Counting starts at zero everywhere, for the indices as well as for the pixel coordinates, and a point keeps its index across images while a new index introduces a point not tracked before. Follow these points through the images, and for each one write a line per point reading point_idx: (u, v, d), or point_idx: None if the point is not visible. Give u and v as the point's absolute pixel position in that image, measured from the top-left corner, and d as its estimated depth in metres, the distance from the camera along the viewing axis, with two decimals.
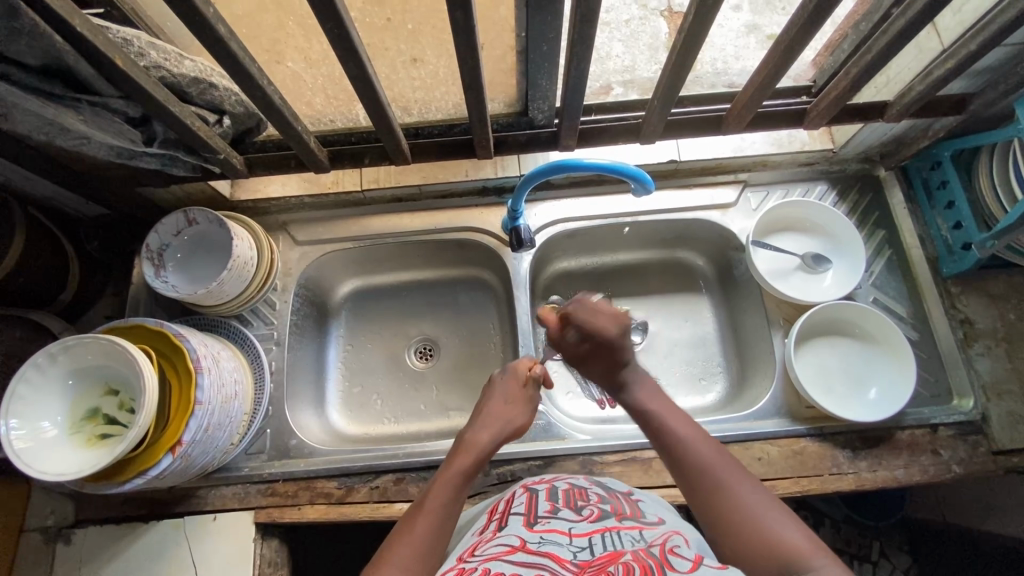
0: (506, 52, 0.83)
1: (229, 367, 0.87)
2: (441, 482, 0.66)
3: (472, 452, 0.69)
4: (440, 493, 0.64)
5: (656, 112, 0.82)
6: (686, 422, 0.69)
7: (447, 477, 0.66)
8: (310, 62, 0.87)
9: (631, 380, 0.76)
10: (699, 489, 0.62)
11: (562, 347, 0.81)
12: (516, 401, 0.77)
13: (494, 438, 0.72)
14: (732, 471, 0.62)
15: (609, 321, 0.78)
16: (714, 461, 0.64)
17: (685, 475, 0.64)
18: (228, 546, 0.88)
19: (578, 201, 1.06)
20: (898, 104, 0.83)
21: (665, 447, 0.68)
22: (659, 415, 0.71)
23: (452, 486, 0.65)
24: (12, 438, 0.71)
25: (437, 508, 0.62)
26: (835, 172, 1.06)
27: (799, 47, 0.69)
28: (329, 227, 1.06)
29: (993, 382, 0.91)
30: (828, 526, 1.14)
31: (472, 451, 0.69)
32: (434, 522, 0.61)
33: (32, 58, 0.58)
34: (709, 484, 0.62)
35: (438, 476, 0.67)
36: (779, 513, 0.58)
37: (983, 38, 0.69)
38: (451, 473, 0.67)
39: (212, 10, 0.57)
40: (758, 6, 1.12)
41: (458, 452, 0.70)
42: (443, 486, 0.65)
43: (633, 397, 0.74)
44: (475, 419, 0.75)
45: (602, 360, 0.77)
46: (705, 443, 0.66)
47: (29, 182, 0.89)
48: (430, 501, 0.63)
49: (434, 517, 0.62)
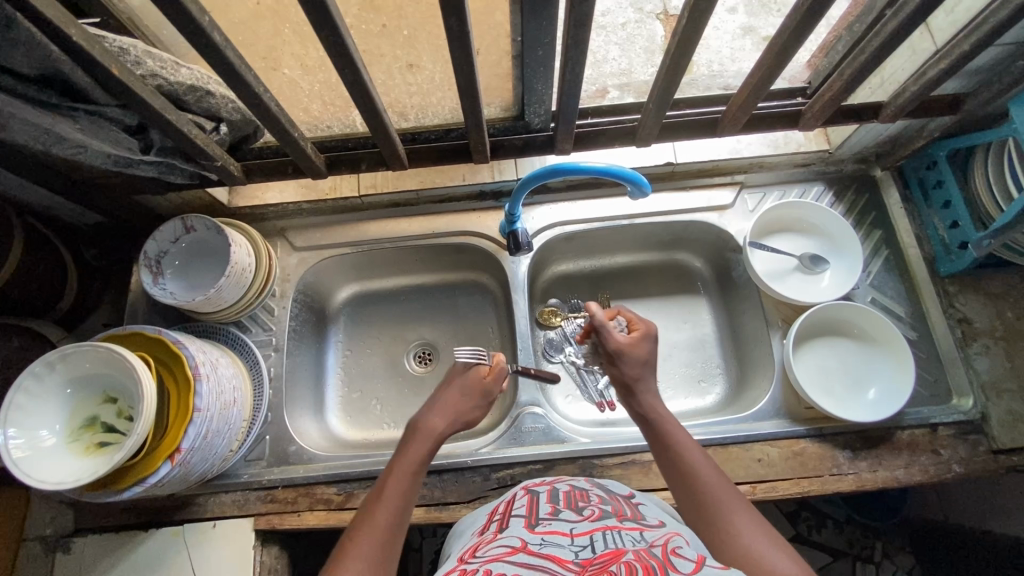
0: (502, 57, 0.83)
1: (227, 373, 0.87)
2: (400, 470, 0.67)
3: (428, 440, 0.71)
4: (399, 481, 0.66)
5: (651, 115, 0.82)
6: (696, 450, 0.69)
7: (404, 467, 0.68)
8: (307, 69, 0.87)
9: (651, 388, 0.78)
10: (699, 516, 0.62)
11: (610, 337, 0.81)
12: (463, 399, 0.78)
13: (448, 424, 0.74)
14: (736, 502, 0.62)
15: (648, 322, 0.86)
16: (721, 490, 0.63)
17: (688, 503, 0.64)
18: (228, 554, 0.88)
19: (575, 204, 1.06)
20: (893, 104, 0.83)
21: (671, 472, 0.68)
22: (670, 436, 0.71)
23: (410, 476, 0.67)
24: (12, 447, 0.71)
25: (395, 497, 0.64)
26: (831, 173, 1.06)
27: (792, 50, 0.69)
28: (328, 233, 1.06)
29: (992, 381, 0.91)
30: (830, 527, 1.17)
31: (427, 440, 0.71)
32: (391, 511, 0.63)
33: (29, 67, 0.58)
34: (710, 510, 0.62)
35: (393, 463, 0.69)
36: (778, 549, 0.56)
37: (976, 39, 0.69)
38: (409, 462, 0.69)
39: (207, 18, 0.57)
40: (753, 8, 1.13)
41: (411, 441, 0.72)
42: (403, 475, 0.67)
43: (651, 401, 0.77)
44: (428, 406, 0.76)
45: (637, 357, 0.80)
46: (712, 471, 0.66)
47: (26, 191, 0.90)
48: (390, 487, 0.65)
49: (392, 506, 0.63)
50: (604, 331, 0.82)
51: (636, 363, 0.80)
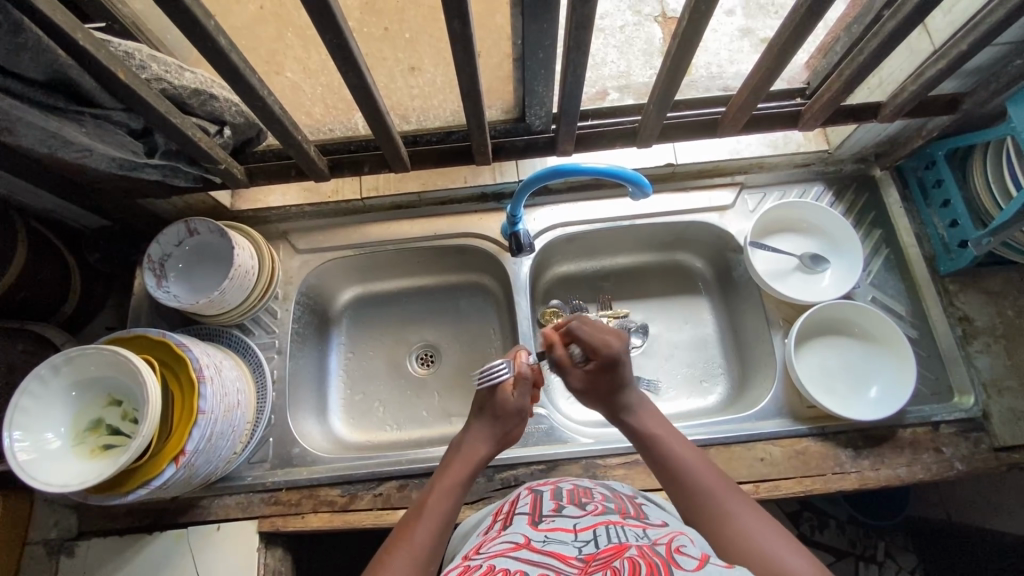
0: (503, 59, 0.88)
1: (232, 377, 0.87)
2: (441, 491, 0.71)
3: (468, 463, 0.75)
4: (442, 502, 0.69)
5: (653, 116, 0.82)
6: (684, 445, 0.73)
7: (447, 486, 0.71)
8: (309, 72, 0.91)
9: (629, 405, 0.78)
10: (693, 506, 0.65)
11: (570, 373, 0.83)
12: (502, 413, 0.78)
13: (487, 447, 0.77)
14: (732, 496, 0.65)
15: (611, 336, 0.81)
16: (710, 480, 0.67)
17: (684, 499, 0.67)
18: (232, 556, 0.88)
19: (576, 206, 1.06)
20: (892, 104, 0.84)
21: (664, 471, 0.71)
22: (661, 439, 0.74)
23: (450, 497, 0.70)
24: (17, 451, 0.71)
25: (438, 518, 0.67)
26: (831, 173, 1.06)
27: (792, 51, 0.70)
28: (330, 235, 1.07)
29: (994, 378, 0.91)
30: (833, 527, 1.14)
31: (467, 464, 0.74)
32: (433, 526, 0.66)
33: (36, 72, 0.58)
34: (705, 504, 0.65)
35: (436, 485, 0.72)
36: (770, 528, 0.60)
37: (974, 39, 0.70)
38: (449, 483, 0.72)
39: (213, 23, 0.58)
40: (751, 10, 1.14)
41: (455, 463, 0.75)
42: (442, 496, 0.70)
43: (636, 419, 0.77)
44: (472, 425, 0.79)
45: (605, 382, 0.79)
46: (701, 464, 0.70)
47: (30, 195, 0.90)
48: (432, 508, 0.68)
49: (433, 526, 0.66)
50: (564, 365, 0.83)
51: (607, 385, 0.79)
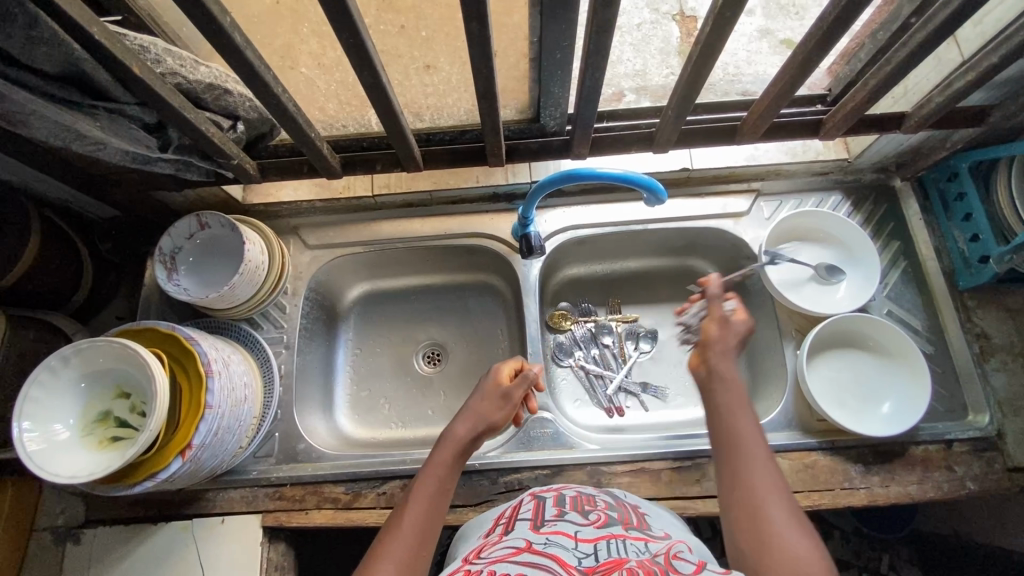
0: (520, 59, 0.85)
1: (239, 371, 0.87)
2: (427, 480, 0.69)
3: (454, 446, 0.72)
4: (426, 490, 0.68)
5: (670, 121, 0.81)
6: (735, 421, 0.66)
7: (432, 479, 0.69)
8: (324, 67, 0.92)
9: None
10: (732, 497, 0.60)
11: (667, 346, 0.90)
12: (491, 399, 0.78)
13: (473, 429, 0.74)
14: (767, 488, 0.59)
15: None
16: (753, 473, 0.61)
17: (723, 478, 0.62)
18: (234, 549, 0.89)
19: (590, 208, 1.05)
20: (917, 115, 0.82)
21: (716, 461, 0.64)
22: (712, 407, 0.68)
23: (438, 483, 0.69)
24: (26, 440, 0.71)
25: (418, 516, 0.65)
26: (850, 182, 1.04)
27: (816, 59, 0.68)
28: (341, 231, 1.07)
29: (1009, 398, 0.90)
30: (837, 538, 1.15)
31: (455, 445, 0.73)
32: (417, 524, 0.64)
33: (50, 65, 0.58)
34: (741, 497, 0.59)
35: (423, 473, 0.70)
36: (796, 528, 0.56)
37: (1005, 52, 0.68)
38: (434, 470, 0.70)
39: (228, 19, 0.57)
40: (771, 10, 1.12)
41: (441, 447, 0.73)
42: (425, 485, 0.68)
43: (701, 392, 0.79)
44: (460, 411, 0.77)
45: None
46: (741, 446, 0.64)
47: (44, 184, 0.90)
48: (411, 505, 0.66)
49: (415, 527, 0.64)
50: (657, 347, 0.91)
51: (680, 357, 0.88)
